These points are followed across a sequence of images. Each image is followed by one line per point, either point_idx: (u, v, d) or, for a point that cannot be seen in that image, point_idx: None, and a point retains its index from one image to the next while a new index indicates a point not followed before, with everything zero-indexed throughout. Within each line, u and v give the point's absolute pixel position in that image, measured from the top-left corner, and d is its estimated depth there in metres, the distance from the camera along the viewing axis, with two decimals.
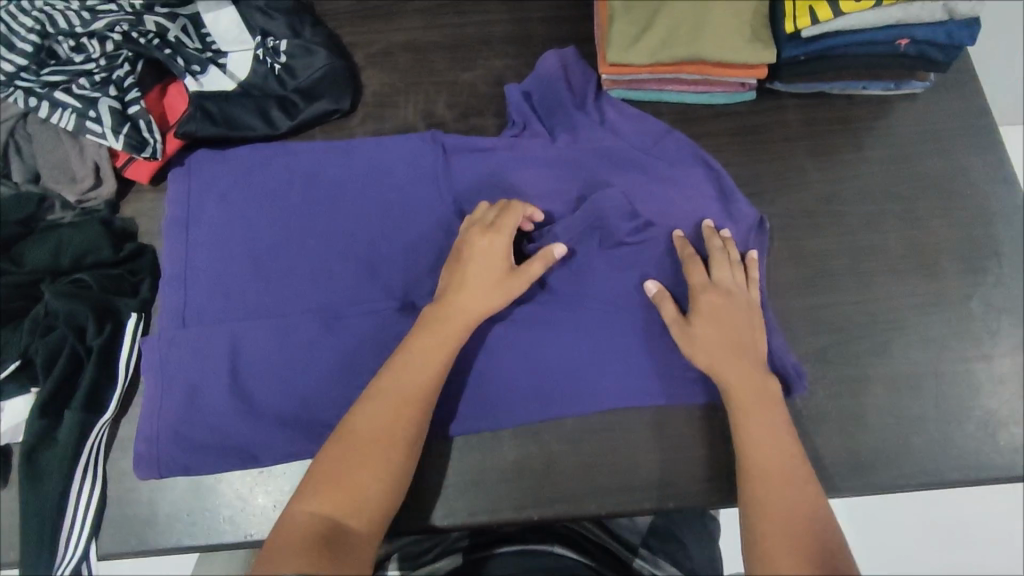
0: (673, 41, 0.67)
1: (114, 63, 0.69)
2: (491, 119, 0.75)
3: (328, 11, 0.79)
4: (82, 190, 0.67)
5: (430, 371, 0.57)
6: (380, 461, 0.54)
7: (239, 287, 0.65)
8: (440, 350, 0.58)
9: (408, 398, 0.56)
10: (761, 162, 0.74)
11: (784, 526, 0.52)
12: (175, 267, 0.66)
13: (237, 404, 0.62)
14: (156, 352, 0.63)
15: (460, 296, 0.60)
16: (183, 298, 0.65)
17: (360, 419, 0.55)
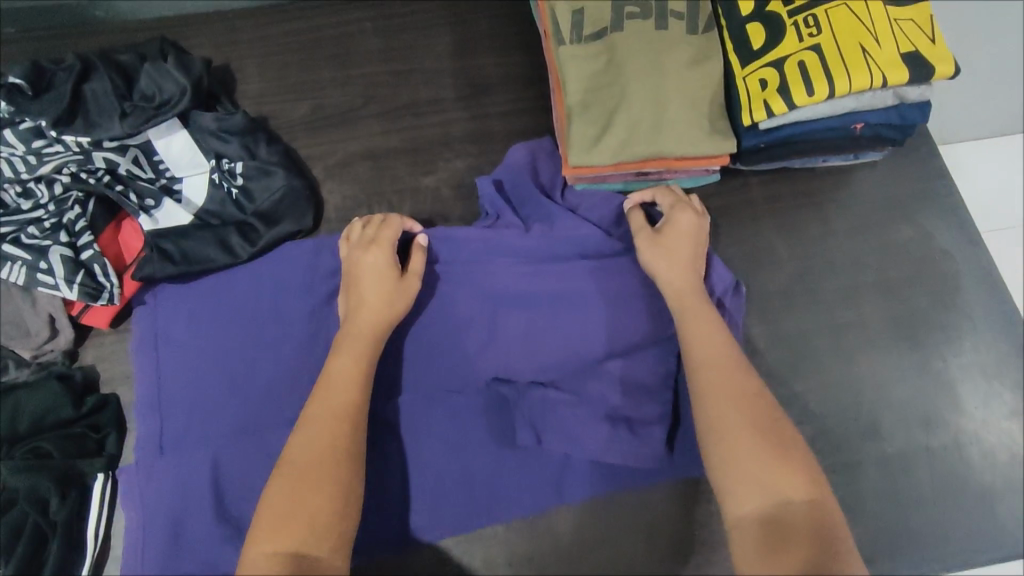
0: (632, 139, 0.67)
1: (64, 207, 0.67)
2: (457, 222, 0.74)
3: (283, 124, 0.78)
4: (38, 344, 0.64)
5: (354, 383, 0.56)
6: (328, 480, 0.50)
7: (215, 408, 0.63)
8: (364, 343, 0.58)
9: (337, 404, 0.54)
10: (732, 243, 0.74)
11: (733, 388, 0.53)
12: (144, 395, 0.63)
13: (225, 538, 0.59)
14: (134, 484, 0.60)
15: (360, 309, 0.60)
16: (158, 425, 0.62)
17: (296, 445, 0.52)
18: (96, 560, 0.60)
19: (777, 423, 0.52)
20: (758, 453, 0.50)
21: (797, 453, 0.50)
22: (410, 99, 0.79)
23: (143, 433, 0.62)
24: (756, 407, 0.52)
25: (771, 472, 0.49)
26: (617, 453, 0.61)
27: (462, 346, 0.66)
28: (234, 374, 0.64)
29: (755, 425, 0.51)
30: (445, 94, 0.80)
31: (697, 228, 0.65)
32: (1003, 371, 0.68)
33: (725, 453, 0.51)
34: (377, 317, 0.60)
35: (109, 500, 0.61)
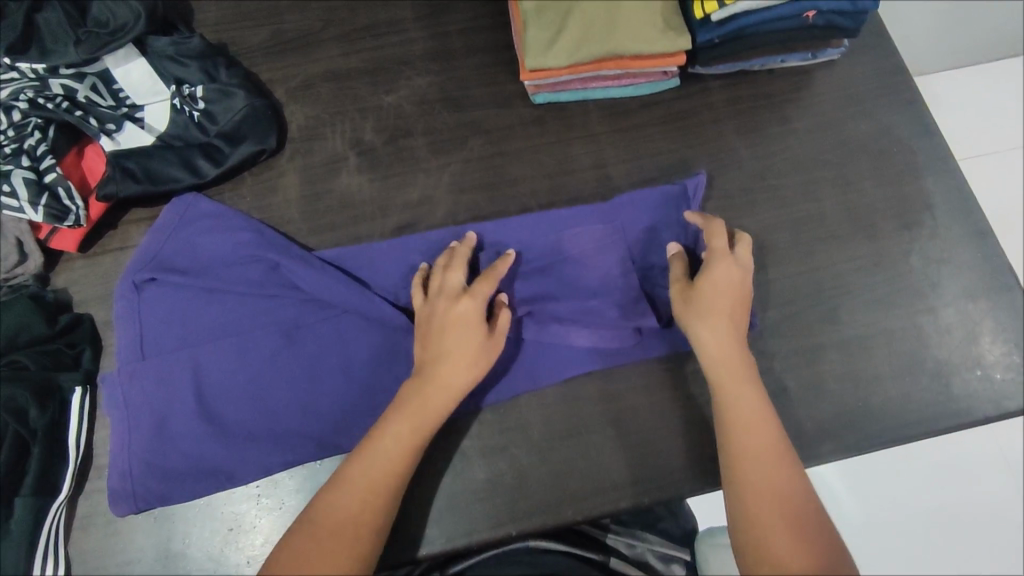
0: (588, 40, 0.68)
1: (23, 132, 0.67)
2: (421, 137, 0.74)
3: (242, 50, 0.77)
4: (8, 267, 0.65)
5: (404, 449, 0.55)
6: (349, 552, 0.51)
7: (190, 314, 0.63)
8: (424, 418, 0.56)
9: (373, 478, 0.54)
10: (693, 146, 0.74)
11: (769, 502, 0.52)
12: (121, 303, 0.63)
13: (208, 429, 0.60)
14: (117, 388, 0.61)
15: (444, 362, 0.58)
16: (138, 331, 0.63)
17: (321, 504, 0.53)
18: (79, 470, 0.61)
19: (794, 462, 0.55)
20: (771, 478, 0.53)
21: (801, 488, 0.53)
22: (369, 22, 0.79)
23: (122, 336, 0.63)
24: (790, 462, 0.54)
25: (776, 492, 0.53)
26: (588, 336, 0.64)
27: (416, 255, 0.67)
28: (207, 284, 0.63)
29: (776, 459, 0.54)
30: (404, 14, 0.79)
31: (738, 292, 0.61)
32: (959, 255, 0.70)
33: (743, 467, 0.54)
34: (446, 392, 0.57)
35: (89, 412, 0.63)
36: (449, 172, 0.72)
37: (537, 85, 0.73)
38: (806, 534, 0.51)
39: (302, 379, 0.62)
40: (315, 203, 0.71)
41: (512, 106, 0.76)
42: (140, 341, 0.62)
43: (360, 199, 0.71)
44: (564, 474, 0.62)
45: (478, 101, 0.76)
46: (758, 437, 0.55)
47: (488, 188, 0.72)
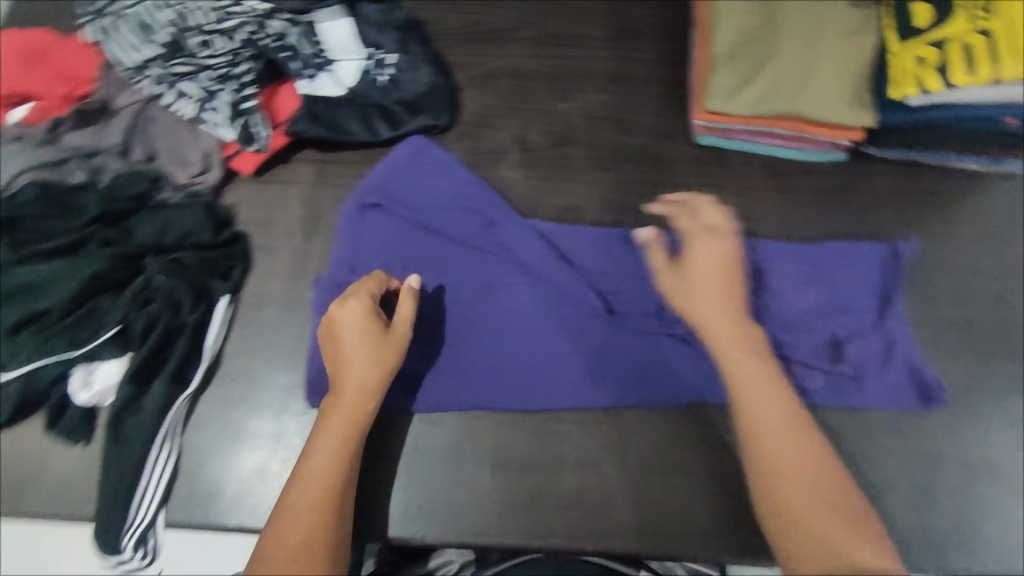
0: (773, 97, 0.69)
1: (237, 61, 0.73)
2: (582, 149, 0.77)
3: (437, 32, 0.82)
4: (192, 174, 0.70)
5: (336, 463, 0.55)
6: (320, 543, 0.51)
7: (406, 246, 0.70)
8: (337, 437, 0.56)
9: (320, 492, 0.53)
10: (847, 222, 0.73)
11: (809, 511, 0.50)
12: (345, 219, 0.71)
13: (397, 348, 0.66)
14: (325, 293, 0.68)
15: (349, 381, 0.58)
16: (354, 251, 0.70)
17: (300, 491, 0.53)
18: (205, 373, 0.65)
19: (835, 465, 0.53)
20: (807, 462, 0.52)
21: (833, 490, 0.51)
22: (558, 32, 0.82)
23: (341, 248, 0.70)
24: (815, 453, 0.53)
25: (811, 477, 0.52)
26: (771, 366, 0.66)
27: (616, 249, 0.71)
28: (426, 225, 0.71)
29: (803, 445, 0.53)
30: (591, 32, 0.82)
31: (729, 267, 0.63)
32: None
33: (752, 433, 0.55)
34: (350, 411, 0.58)
35: (226, 324, 0.67)
36: (601, 189, 0.75)
37: (707, 127, 0.74)
38: (847, 525, 0.49)
39: (491, 331, 0.67)
40: None
41: (675, 141, 0.77)
42: (356, 259, 0.70)
43: (513, 192, 0.74)
44: (650, 507, 0.62)
45: (643, 129, 0.78)
46: (766, 424, 0.55)
47: (635, 212, 0.74)
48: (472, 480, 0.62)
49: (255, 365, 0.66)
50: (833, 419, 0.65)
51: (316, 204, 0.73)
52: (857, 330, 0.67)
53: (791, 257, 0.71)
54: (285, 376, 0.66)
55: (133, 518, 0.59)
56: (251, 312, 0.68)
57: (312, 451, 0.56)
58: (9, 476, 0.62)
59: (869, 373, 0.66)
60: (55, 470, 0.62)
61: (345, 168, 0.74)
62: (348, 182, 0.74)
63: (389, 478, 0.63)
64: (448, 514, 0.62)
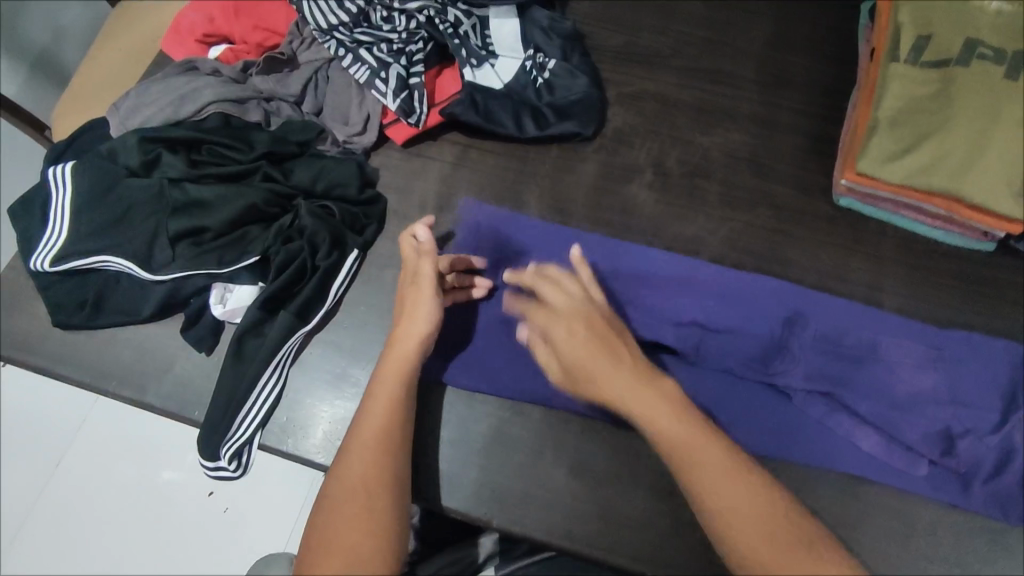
0: (932, 171, 0.67)
1: (412, 39, 0.78)
2: (715, 184, 0.77)
3: (595, 47, 0.85)
4: (350, 133, 0.76)
5: (388, 414, 0.56)
6: (380, 488, 0.53)
7: (523, 248, 0.72)
8: (388, 389, 0.58)
9: (371, 444, 0.55)
10: (982, 314, 0.70)
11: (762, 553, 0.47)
12: (469, 214, 0.74)
13: (498, 344, 0.68)
14: None
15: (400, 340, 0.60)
16: (475, 239, 0.73)
17: (356, 435, 0.56)
18: (324, 315, 0.70)
19: (738, 477, 0.50)
20: (745, 494, 0.49)
21: (785, 542, 0.48)
22: (713, 68, 0.83)
23: (462, 239, 0.73)
24: (738, 484, 0.50)
25: (755, 517, 0.49)
26: (871, 442, 0.64)
27: (728, 293, 0.70)
28: (545, 232, 0.73)
29: (721, 478, 0.50)
30: (746, 74, 0.83)
31: (580, 304, 0.58)
32: None
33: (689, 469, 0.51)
34: (399, 363, 0.59)
35: (352, 274, 0.71)
36: (727, 226, 0.75)
37: (851, 188, 0.73)
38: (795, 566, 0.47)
39: None
40: (600, 197, 0.76)
41: (811, 196, 0.76)
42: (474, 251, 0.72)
43: (640, 212, 0.75)
44: (719, 552, 0.60)
45: (781, 177, 0.77)
46: (690, 458, 0.51)
47: (758, 257, 0.73)
48: (546, 477, 0.63)
49: (368, 318, 0.70)
50: (928, 513, 0.62)
51: (452, 183, 0.77)
52: (972, 429, 0.63)
53: (911, 337, 0.67)
54: None
55: (234, 431, 0.63)
56: (374, 269, 0.72)
57: (366, 405, 0.57)
58: (139, 366, 0.68)
59: (983, 478, 0.62)
60: (178, 370, 0.68)
61: (486, 156, 0.78)
62: (486, 170, 0.77)
63: (469, 454, 0.65)
64: (517, 503, 0.63)
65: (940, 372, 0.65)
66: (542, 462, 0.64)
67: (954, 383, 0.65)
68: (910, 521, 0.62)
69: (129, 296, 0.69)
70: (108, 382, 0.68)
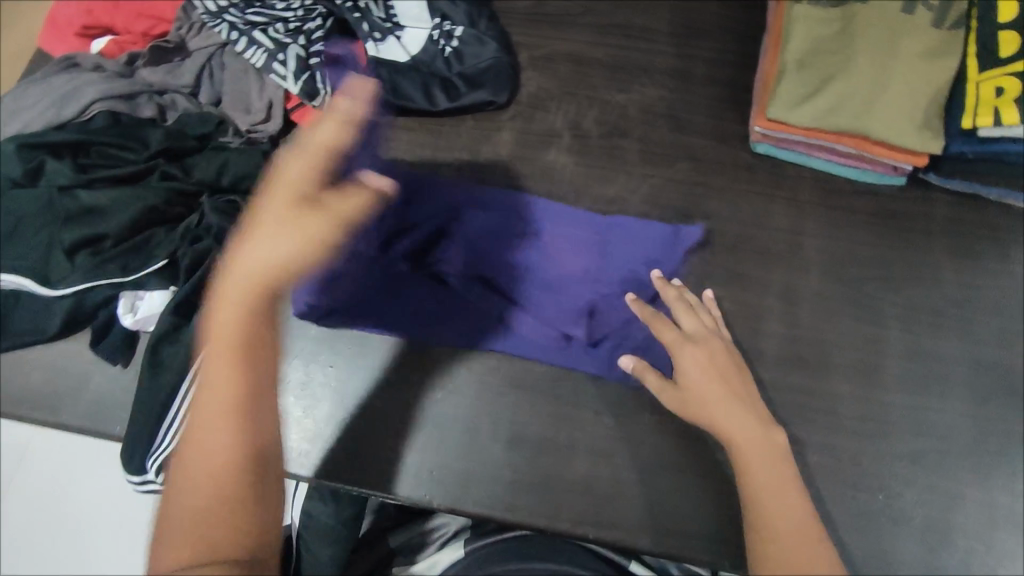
0: (840, 110, 0.67)
1: (309, 16, 0.75)
2: (634, 142, 0.76)
3: (505, 9, 0.82)
4: (253, 121, 0.72)
5: (234, 384, 0.50)
6: (227, 471, 0.48)
7: (431, 217, 0.70)
8: (227, 348, 0.50)
9: (225, 395, 0.49)
10: (896, 248, 0.71)
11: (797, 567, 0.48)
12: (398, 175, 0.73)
13: (414, 300, 0.68)
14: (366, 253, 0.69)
15: (240, 270, 0.49)
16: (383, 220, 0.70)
17: (199, 411, 0.50)
18: None
19: (796, 513, 0.51)
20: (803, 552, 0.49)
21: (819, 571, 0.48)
22: (625, 22, 0.82)
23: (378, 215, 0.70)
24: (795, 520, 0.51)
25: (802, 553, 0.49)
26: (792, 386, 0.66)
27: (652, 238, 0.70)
28: (507, 190, 0.73)
29: (784, 513, 0.51)
30: (659, 27, 0.82)
31: (711, 336, 0.62)
32: None
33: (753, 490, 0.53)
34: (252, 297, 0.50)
35: None
36: (649, 184, 0.74)
37: (766, 135, 0.73)
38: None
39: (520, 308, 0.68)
40: (520, 165, 0.75)
41: (730, 146, 0.76)
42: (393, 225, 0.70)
43: (560, 177, 0.74)
44: (658, 507, 0.61)
45: (698, 129, 0.77)
46: (764, 482, 0.53)
47: (681, 211, 0.73)
48: (486, 452, 0.63)
49: (291, 312, 0.68)
50: (854, 444, 0.64)
51: None
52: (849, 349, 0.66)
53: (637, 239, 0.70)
54: (318, 327, 0.68)
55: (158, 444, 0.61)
56: None
57: (211, 370, 0.50)
58: (52, 387, 0.65)
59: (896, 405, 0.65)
60: (94, 387, 0.65)
61: (399, 133, 0.75)
62: (400, 148, 0.75)
63: (405, 440, 0.64)
64: (459, 483, 0.62)
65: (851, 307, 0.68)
66: (479, 438, 0.64)
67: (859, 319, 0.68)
68: (837, 454, 0.64)
69: (29, 315, 0.65)
70: (20, 408, 0.65)
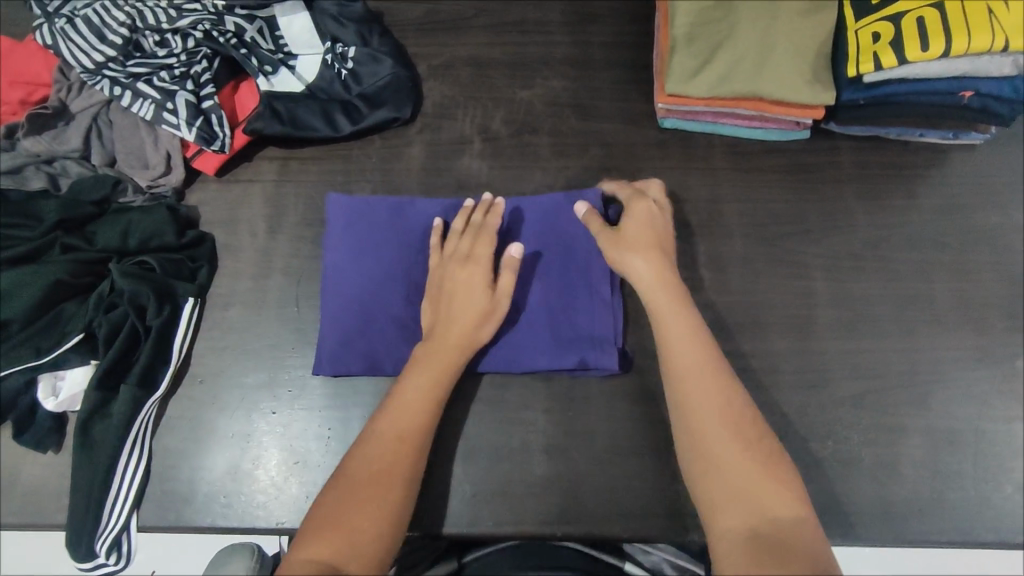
0: (732, 76, 0.69)
1: (193, 59, 0.72)
2: (545, 137, 0.76)
3: (397, 22, 0.81)
4: (153, 176, 0.70)
5: (406, 443, 0.55)
6: (387, 503, 0.52)
7: (387, 239, 0.67)
8: (404, 429, 0.55)
9: (413, 418, 0.56)
10: (810, 200, 0.73)
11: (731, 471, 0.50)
12: (337, 208, 0.68)
13: (356, 335, 0.65)
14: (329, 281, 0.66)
15: (454, 327, 0.60)
16: (339, 247, 0.67)
17: (354, 464, 0.54)
18: (174, 374, 0.65)
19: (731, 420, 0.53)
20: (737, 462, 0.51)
21: (771, 497, 0.49)
22: (519, 18, 0.81)
23: (336, 241, 0.67)
24: (745, 447, 0.51)
25: (755, 485, 0.50)
26: (729, 351, 0.67)
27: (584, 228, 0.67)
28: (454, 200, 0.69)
29: (726, 433, 0.52)
30: (553, 18, 0.82)
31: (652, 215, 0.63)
32: None
33: (696, 434, 0.53)
34: (435, 378, 0.58)
35: (194, 324, 0.67)
36: (565, 176, 0.75)
37: (670, 110, 0.74)
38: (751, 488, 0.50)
39: None
40: (435, 177, 0.74)
41: (639, 126, 0.77)
42: (346, 249, 0.67)
43: (476, 183, 0.74)
44: (618, 493, 0.62)
45: (605, 113, 0.77)
46: (703, 402, 0.53)
47: None
48: (443, 471, 0.63)
49: (222, 363, 0.66)
50: (797, 396, 0.66)
51: (280, 201, 0.73)
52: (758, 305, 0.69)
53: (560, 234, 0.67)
54: (254, 375, 0.66)
55: (104, 525, 0.59)
56: (218, 312, 0.68)
57: (375, 434, 0.55)
58: None
59: (832, 352, 0.67)
60: (25, 477, 0.62)
61: (308, 165, 0.74)
62: (310, 180, 0.74)
63: None
64: (419, 505, 0.62)
65: (773, 264, 0.71)
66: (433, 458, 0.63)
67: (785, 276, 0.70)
68: (783, 410, 0.65)
69: None
70: None
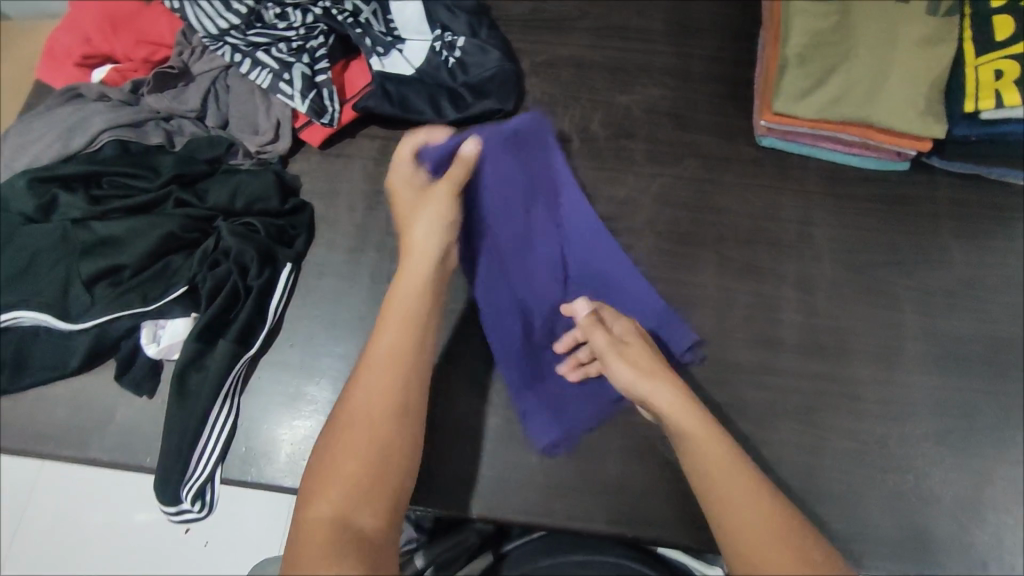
0: (844, 101, 0.68)
1: (311, 34, 0.74)
2: (641, 143, 0.77)
3: (502, 17, 0.83)
4: (261, 143, 0.72)
5: (389, 381, 0.52)
6: (387, 466, 0.49)
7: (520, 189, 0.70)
8: (385, 367, 0.53)
9: (392, 373, 0.53)
10: (905, 232, 0.73)
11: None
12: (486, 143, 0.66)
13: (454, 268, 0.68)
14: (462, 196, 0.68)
15: (417, 261, 0.59)
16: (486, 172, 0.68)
17: (340, 417, 0.51)
18: (267, 335, 0.67)
19: (775, 531, 0.47)
20: (789, 573, 0.44)
21: None
22: (623, 24, 0.82)
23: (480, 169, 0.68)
24: (787, 556, 0.45)
25: None
26: (814, 374, 0.67)
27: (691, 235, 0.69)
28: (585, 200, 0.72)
29: (783, 560, 0.45)
30: (656, 27, 0.82)
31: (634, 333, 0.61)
32: None
33: (743, 547, 0.47)
34: (404, 322, 0.55)
35: (289, 287, 0.68)
36: (659, 183, 0.75)
37: (772, 129, 0.74)
38: None
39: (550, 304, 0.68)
40: None
41: (736, 141, 0.77)
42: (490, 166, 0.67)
43: None
44: (692, 501, 0.62)
45: (702, 126, 0.78)
46: (734, 503, 0.48)
47: (693, 208, 0.74)
48: (519, 460, 0.64)
49: (312, 330, 0.68)
50: (880, 427, 0.65)
51: (378, 179, 0.74)
52: (844, 333, 0.69)
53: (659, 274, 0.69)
54: (342, 345, 0.67)
55: (192, 472, 0.61)
56: (312, 280, 0.70)
57: (351, 394, 0.52)
58: (77, 422, 0.64)
59: (917, 386, 0.66)
60: (120, 419, 0.64)
61: None
62: None
63: (437, 451, 0.64)
64: (492, 491, 0.63)
65: (863, 294, 0.70)
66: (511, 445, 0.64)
67: (873, 306, 0.70)
68: (863, 440, 0.65)
69: (52, 351, 0.64)
70: (46, 446, 0.64)
